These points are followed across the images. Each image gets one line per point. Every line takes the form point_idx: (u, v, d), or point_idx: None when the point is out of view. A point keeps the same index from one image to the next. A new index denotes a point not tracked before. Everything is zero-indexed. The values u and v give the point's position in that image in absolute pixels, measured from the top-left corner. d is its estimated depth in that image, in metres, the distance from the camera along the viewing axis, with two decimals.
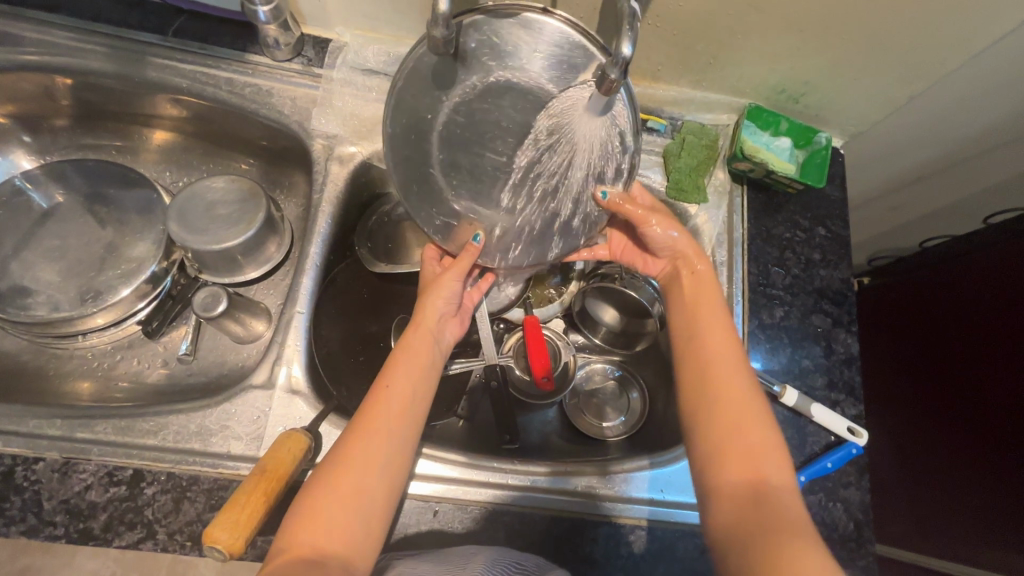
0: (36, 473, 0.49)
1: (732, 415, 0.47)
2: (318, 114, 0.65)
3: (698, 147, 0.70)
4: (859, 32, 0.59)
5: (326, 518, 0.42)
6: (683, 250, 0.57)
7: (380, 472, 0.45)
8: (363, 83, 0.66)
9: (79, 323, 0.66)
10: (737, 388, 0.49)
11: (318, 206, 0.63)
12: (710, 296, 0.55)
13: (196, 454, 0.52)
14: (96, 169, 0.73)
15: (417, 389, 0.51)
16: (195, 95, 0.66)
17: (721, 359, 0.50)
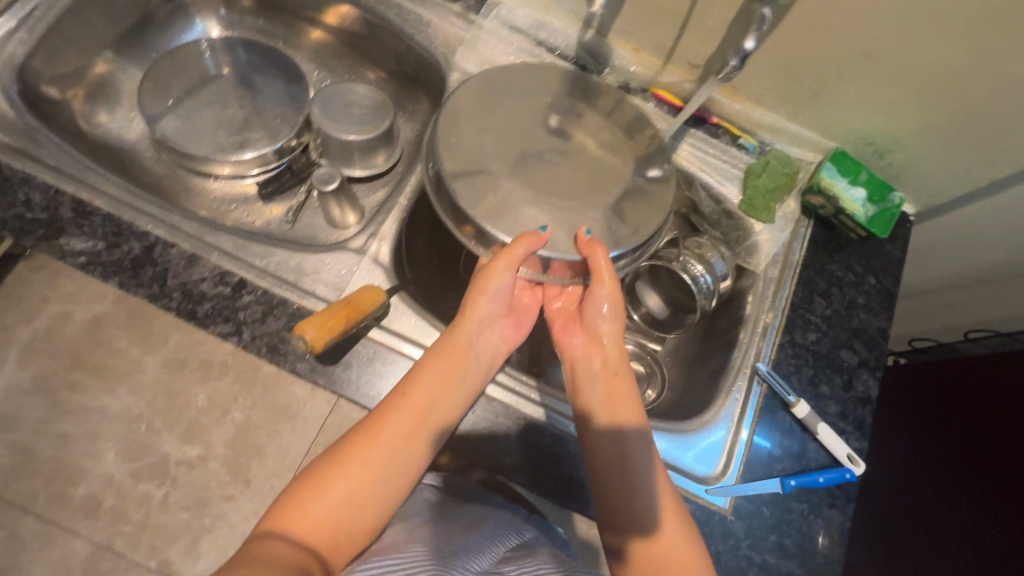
0: (166, 255, 0.59)
1: (671, 536, 0.53)
2: (461, 53, 0.75)
3: (779, 173, 0.76)
4: (957, 102, 0.65)
5: (316, 510, 0.49)
6: (608, 339, 0.64)
7: (376, 494, 0.51)
8: (506, 37, 0.75)
9: (210, 165, 0.79)
10: (674, 529, 0.54)
11: (438, 125, 0.73)
12: (627, 388, 0.61)
13: (287, 283, 0.61)
14: (264, 52, 0.86)
15: (431, 408, 0.55)
16: (367, 10, 0.77)
17: (646, 474, 0.56)
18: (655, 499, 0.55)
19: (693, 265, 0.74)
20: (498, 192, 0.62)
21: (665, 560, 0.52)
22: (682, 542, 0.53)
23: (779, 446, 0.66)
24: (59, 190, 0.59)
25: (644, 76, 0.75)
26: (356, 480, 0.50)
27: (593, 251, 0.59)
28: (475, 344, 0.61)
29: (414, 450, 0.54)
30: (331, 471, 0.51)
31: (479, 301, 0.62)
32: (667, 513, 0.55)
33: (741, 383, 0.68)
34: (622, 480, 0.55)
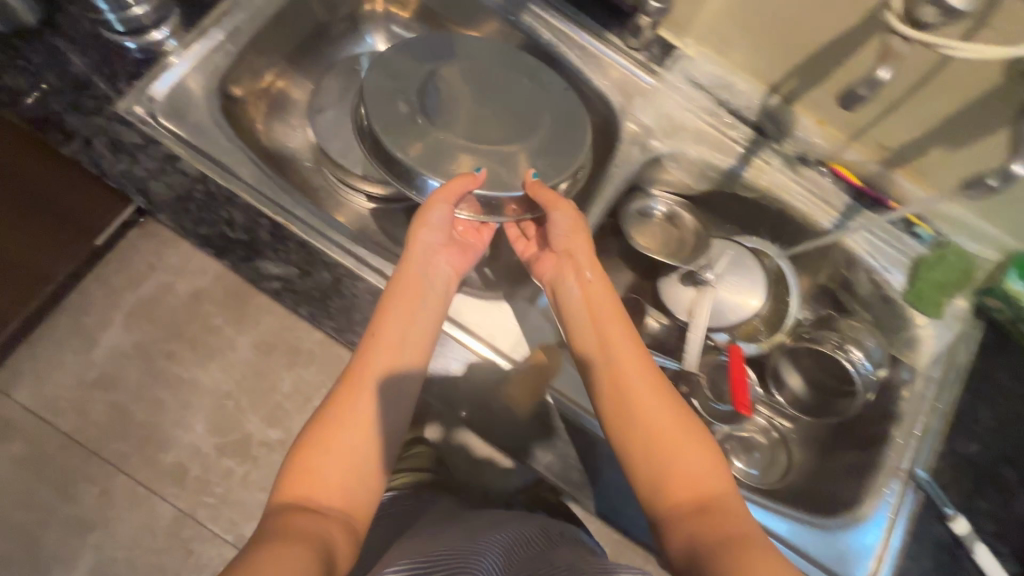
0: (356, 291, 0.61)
1: (679, 456, 0.52)
2: (638, 104, 0.73)
3: (954, 268, 0.72)
4: None
5: (321, 474, 0.49)
6: (575, 252, 0.64)
7: (372, 446, 0.52)
8: (687, 93, 0.73)
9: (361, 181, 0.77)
10: (698, 457, 0.52)
11: (609, 176, 0.72)
12: (608, 308, 0.61)
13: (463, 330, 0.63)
14: None
15: (404, 339, 0.56)
16: (548, 48, 0.74)
17: (650, 405, 0.55)
18: (665, 428, 0.54)
19: (854, 352, 0.72)
20: (442, 140, 0.62)
21: (695, 489, 0.50)
22: (700, 460, 0.52)
23: (932, 560, 0.64)
24: (259, 213, 0.59)
25: (825, 149, 0.72)
26: (349, 432, 0.52)
27: (539, 190, 0.62)
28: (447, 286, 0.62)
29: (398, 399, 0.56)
30: (333, 438, 0.51)
31: (430, 239, 0.61)
32: (697, 453, 0.52)
33: (895, 486, 0.67)
34: (626, 419, 0.55)
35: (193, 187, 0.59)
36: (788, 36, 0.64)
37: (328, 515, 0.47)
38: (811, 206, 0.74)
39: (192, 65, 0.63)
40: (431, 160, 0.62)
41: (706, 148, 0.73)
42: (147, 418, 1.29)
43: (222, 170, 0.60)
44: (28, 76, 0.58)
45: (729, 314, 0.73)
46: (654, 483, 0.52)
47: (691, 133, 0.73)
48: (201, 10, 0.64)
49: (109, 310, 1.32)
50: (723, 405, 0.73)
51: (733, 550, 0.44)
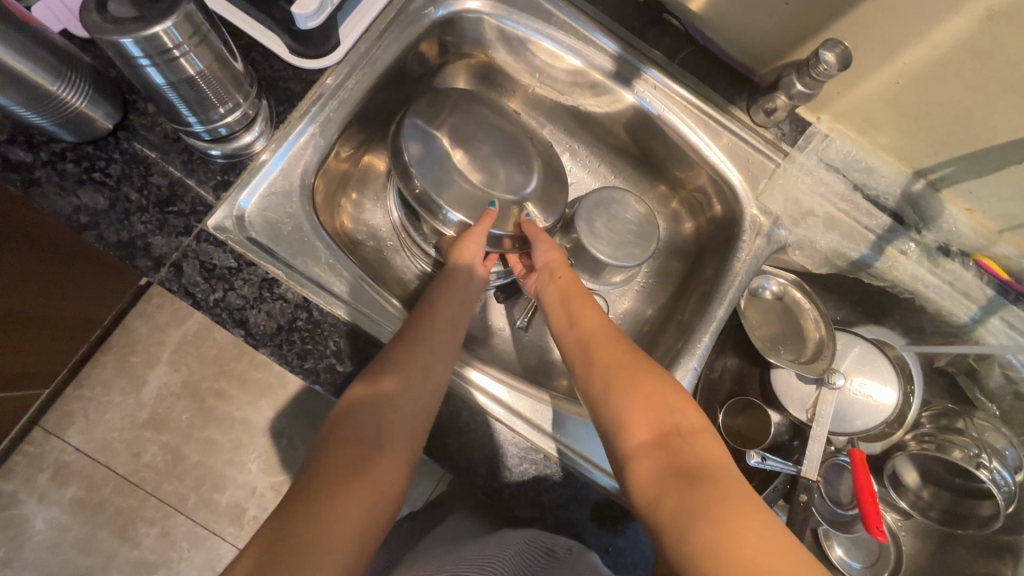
0: (475, 430, 0.58)
1: (651, 408, 0.52)
2: (766, 190, 0.66)
3: None
4: None
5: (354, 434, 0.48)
6: (554, 264, 0.65)
7: (383, 415, 0.49)
8: (820, 176, 0.66)
9: None
10: (700, 430, 0.51)
11: (736, 273, 0.65)
12: (580, 293, 0.64)
13: (570, 450, 0.61)
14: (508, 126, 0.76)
15: (446, 332, 0.58)
16: (663, 123, 0.67)
17: (607, 367, 0.57)
18: (629, 384, 0.54)
19: (990, 460, 0.66)
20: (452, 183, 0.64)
21: (669, 447, 0.49)
22: (680, 414, 0.52)
23: None
24: (369, 341, 0.54)
25: (971, 240, 0.65)
26: (398, 411, 0.50)
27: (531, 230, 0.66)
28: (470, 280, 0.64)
29: (391, 381, 0.51)
30: (365, 419, 0.49)
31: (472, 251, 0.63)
32: (689, 420, 0.52)
33: None
34: (603, 391, 0.55)
35: (296, 314, 0.53)
36: (958, 129, 0.57)
37: (363, 496, 0.45)
38: (953, 298, 0.67)
39: (282, 167, 0.57)
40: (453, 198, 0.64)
41: (839, 236, 0.66)
42: (200, 459, 1.27)
43: (325, 291, 0.55)
44: (107, 192, 0.52)
45: (853, 418, 0.68)
46: (641, 451, 0.50)
47: (821, 220, 0.66)
48: (292, 101, 0.58)
49: (157, 347, 1.28)
50: (843, 509, 0.71)
51: (707, 504, 0.44)
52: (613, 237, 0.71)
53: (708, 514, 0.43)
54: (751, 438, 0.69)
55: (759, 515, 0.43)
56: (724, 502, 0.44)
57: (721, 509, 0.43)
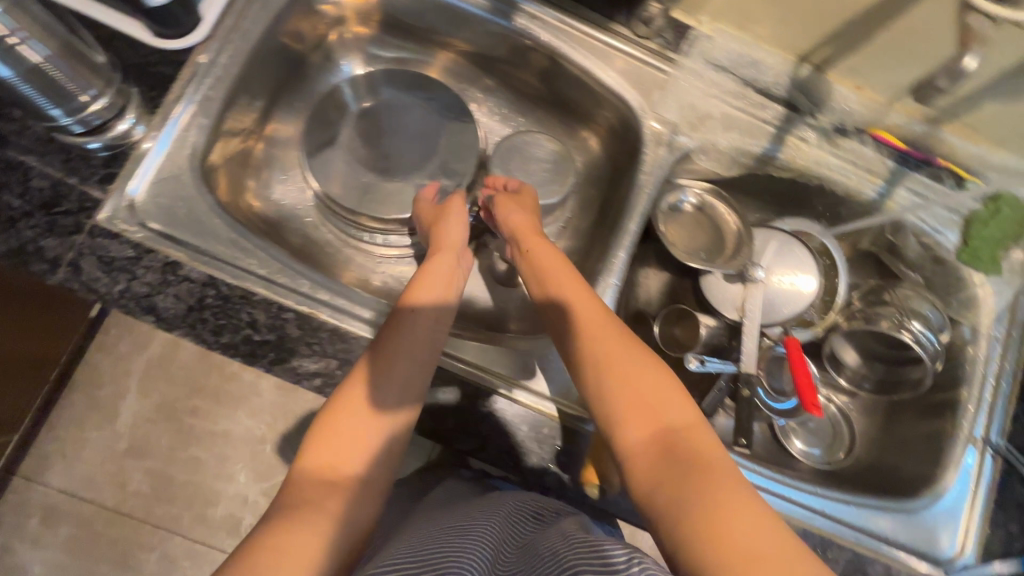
0: None
1: (645, 398, 0.49)
2: (658, 99, 0.66)
3: (1009, 221, 0.68)
4: None
5: (333, 444, 0.48)
6: (526, 237, 0.63)
7: (361, 434, 0.49)
8: (709, 77, 0.67)
9: (378, 248, 0.75)
10: (693, 419, 0.48)
11: (642, 185, 0.66)
12: (558, 269, 0.60)
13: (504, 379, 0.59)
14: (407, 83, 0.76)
15: (427, 340, 0.54)
16: (548, 51, 0.67)
17: (598, 353, 0.53)
18: (618, 361, 0.52)
19: (912, 325, 0.69)
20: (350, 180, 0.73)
21: (666, 439, 0.47)
22: (674, 406, 0.49)
23: (1016, 522, 0.63)
24: (281, 307, 0.54)
25: (863, 114, 0.67)
26: (369, 424, 0.49)
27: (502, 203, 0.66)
28: (451, 262, 0.62)
29: (379, 401, 0.50)
30: (346, 435, 0.49)
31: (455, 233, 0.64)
32: (683, 410, 0.49)
33: (972, 454, 0.66)
34: (597, 372, 0.52)
35: (204, 292, 0.53)
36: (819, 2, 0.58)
37: (343, 509, 0.45)
38: (856, 174, 0.68)
39: (170, 149, 0.57)
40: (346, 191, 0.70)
41: (737, 133, 0.68)
42: (188, 477, 1.27)
43: (230, 266, 0.55)
44: None
45: (780, 307, 0.69)
46: (635, 443, 0.47)
47: (719, 121, 0.67)
48: (165, 85, 0.57)
49: (123, 377, 1.28)
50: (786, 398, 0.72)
51: (703, 502, 0.41)
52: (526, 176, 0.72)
53: (706, 513, 0.41)
54: (687, 343, 0.71)
55: (762, 519, 0.40)
56: (717, 491, 0.42)
57: (717, 509, 0.40)
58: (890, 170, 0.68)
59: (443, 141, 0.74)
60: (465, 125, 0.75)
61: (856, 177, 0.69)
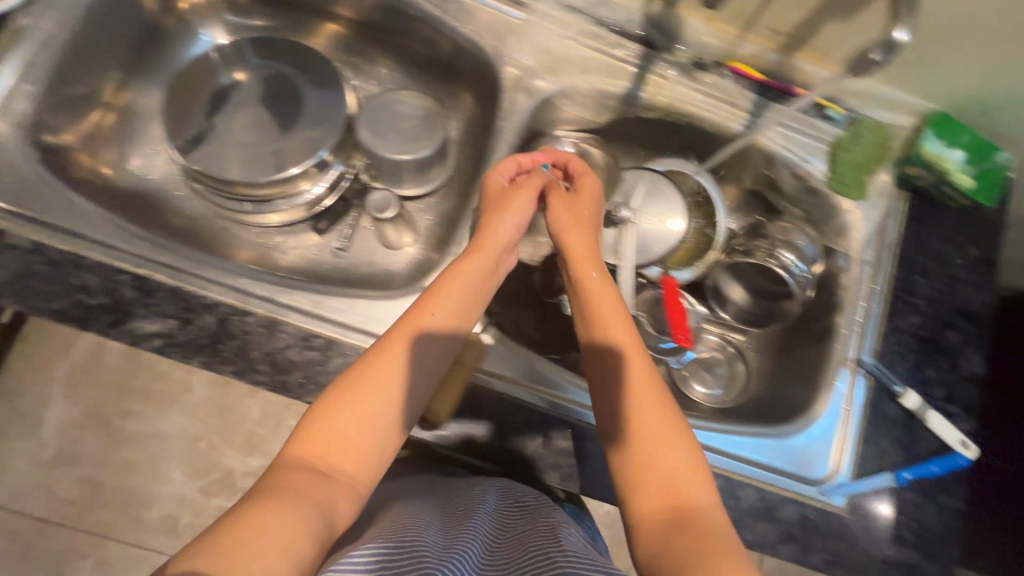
0: (247, 331, 0.55)
1: (655, 455, 0.49)
2: (512, 45, 0.67)
3: (869, 144, 0.70)
4: None
5: (331, 430, 0.46)
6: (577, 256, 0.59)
7: (350, 443, 0.47)
8: (562, 20, 0.67)
9: (257, 216, 0.74)
10: (699, 488, 0.48)
11: (501, 131, 0.66)
12: (607, 299, 0.56)
13: (357, 332, 0.57)
14: (273, 49, 0.75)
15: (418, 365, 0.51)
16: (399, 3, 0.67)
17: (640, 401, 0.51)
18: (647, 425, 0.50)
19: (784, 256, 0.71)
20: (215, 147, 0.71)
21: (678, 504, 0.46)
22: (693, 480, 0.48)
23: (888, 438, 0.65)
24: (117, 270, 0.53)
25: (718, 47, 0.67)
26: (365, 434, 0.47)
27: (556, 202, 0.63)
28: (491, 258, 0.58)
29: (383, 417, 0.48)
30: (341, 438, 0.46)
31: (517, 211, 0.60)
32: (696, 477, 0.48)
33: (845, 376, 0.67)
34: (608, 400, 0.52)
35: (32, 259, 0.52)
36: None
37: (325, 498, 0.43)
38: (718, 109, 0.69)
39: None
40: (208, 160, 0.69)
41: (596, 75, 0.67)
42: (117, 481, 1.17)
43: (63, 233, 0.54)
44: None
45: (652, 244, 0.70)
46: (643, 499, 0.48)
47: (577, 64, 0.67)
48: None
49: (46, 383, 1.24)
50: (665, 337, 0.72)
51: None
52: (390, 131, 0.71)
53: None
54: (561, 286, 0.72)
55: None
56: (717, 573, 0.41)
57: None
58: (751, 103, 0.69)
59: (310, 105, 0.73)
60: (333, 87, 0.74)
61: (719, 113, 0.69)
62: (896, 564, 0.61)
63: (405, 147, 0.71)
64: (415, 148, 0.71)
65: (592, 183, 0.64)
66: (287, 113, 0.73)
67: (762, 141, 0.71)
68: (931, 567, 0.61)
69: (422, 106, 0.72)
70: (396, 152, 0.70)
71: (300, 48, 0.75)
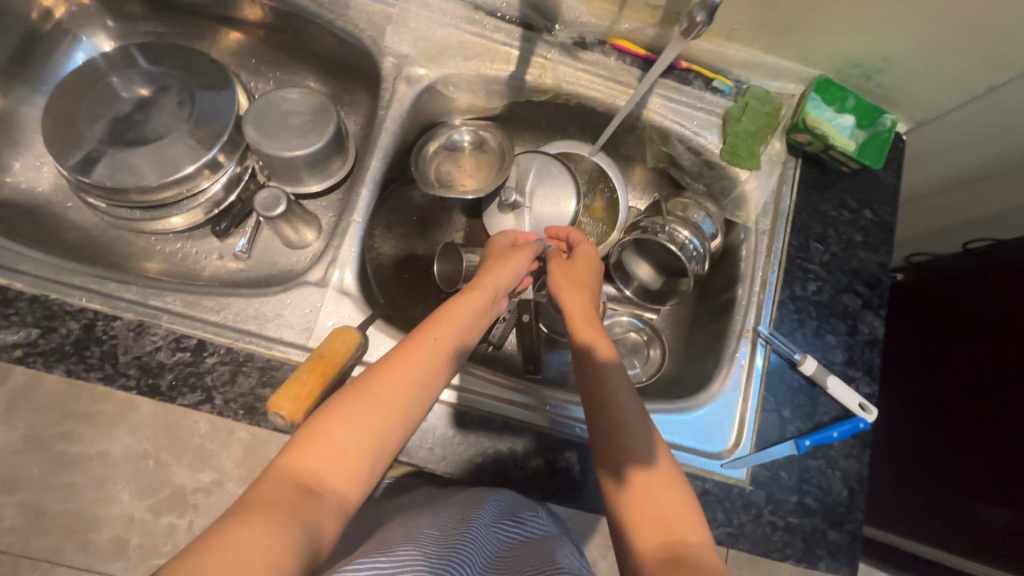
0: (114, 335, 0.54)
1: (655, 496, 0.47)
2: (390, 34, 0.66)
3: (759, 113, 0.70)
4: (933, 20, 0.59)
5: (337, 447, 0.44)
6: (571, 306, 0.58)
7: (347, 468, 0.44)
8: (438, 6, 0.67)
9: (158, 221, 0.72)
10: (695, 526, 0.46)
11: (382, 122, 0.65)
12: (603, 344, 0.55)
13: (232, 330, 0.56)
14: (160, 54, 0.75)
15: (420, 393, 0.48)
16: None
17: (637, 444, 0.49)
18: (648, 467, 0.49)
19: (679, 232, 0.69)
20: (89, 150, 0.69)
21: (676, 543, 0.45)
22: (688, 522, 0.46)
23: (790, 406, 0.64)
24: None
25: (598, 25, 0.67)
26: (365, 456, 0.44)
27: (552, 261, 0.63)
28: (486, 299, 0.57)
29: (382, 444, 0.46)
30: (336, 460, 0.43)
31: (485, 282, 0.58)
32: (691, 517, 0.47)
33: (745, 347, 0.66)
34: (603, 442, 0.50)
35: None
36: None
37: (312, 524, 0.40)
38: (605, 85, 0.68)
39: None
40: (89, 168, 0.68)
41: (478, 60, 0.67)
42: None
43: None
44: None
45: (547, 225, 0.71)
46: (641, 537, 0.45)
47: (457, 50, 0.67)
48: None
49: None
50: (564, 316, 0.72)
51: None
52: (273, 126, 0.69)
53: None
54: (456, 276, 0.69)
55: None
56: None
57: None
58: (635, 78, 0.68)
59: (195, 106, 0.72)
60: (221, 87, 0.73)
61: (604, 90, 0.68)
62: (800, 533, 0.60)
63: (291, 140, 0.68)
64: (300, 142, 0.68)
65: (590, 252, 0.64)
66: (172, 116, 0.72)
67: (654, 116, 0.70)
68: (835, 533, 0.61)
69: (308, 100, 0.71)
70: (278, 147, 0.68)
71: (187, 51, 0.75)
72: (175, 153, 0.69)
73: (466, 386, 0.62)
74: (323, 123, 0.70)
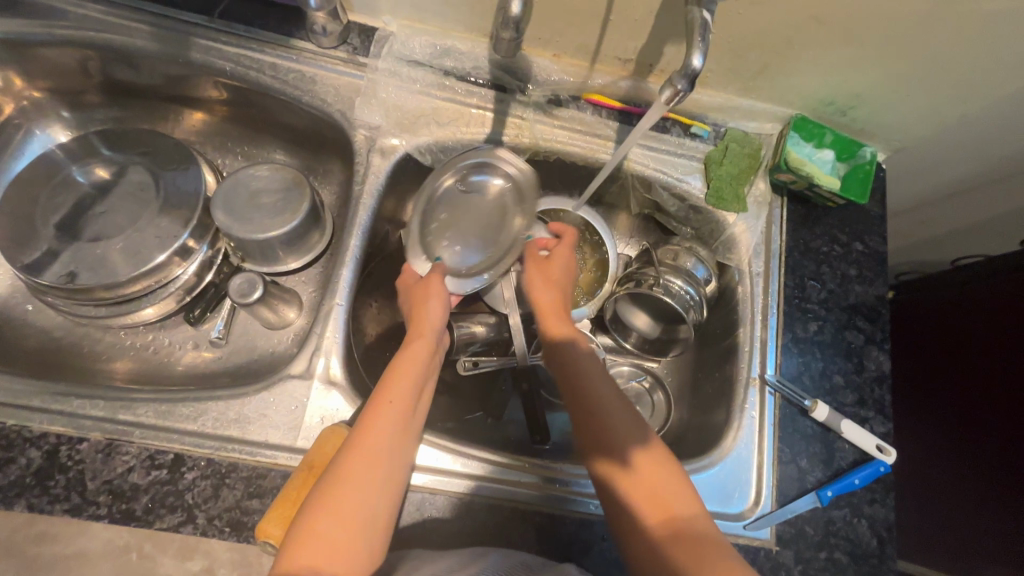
0: (80, 459, 0.49)
1: (646, 481, 0.50)
2: (360, 105, 0.65)
3: (741, 155, 0.69)
4: (899, 58, 0.59)
5: (313, 548, 0.42)
6: (550, 304, 0.61)
7: (333, 558, 0.42)
8: (407, 74, 0.65)
9: (129, 315, 0.67)
10: (688, 506, 0.49)
11: (358, 197, 0.63)
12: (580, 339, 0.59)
13: (213, 439, 0.52)
14: (120, 141, 0.72)
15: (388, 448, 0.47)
16: (237, 78, 0.65)
17: (622, 434, 0.52)
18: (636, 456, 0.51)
19: (673, 282, 0.67)
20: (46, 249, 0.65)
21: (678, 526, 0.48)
22: (683, 502, 0.49)
23: (806, 455, 0.62)
24: None
25: (570, 82, 0.67)
26: (352, 536, 0.43)
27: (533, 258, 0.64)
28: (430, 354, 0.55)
29: (361, 518, 0.44)
30: (319, 556, 0.41)
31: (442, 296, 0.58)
32: (686, 500, 0.49)
33: (753, 397, 0.64)
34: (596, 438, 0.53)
35: None
36: None
37: None
38: (583, 139, 0.67)
39: None
40: (46, 268, 0.64)
41: (452, 126, 0.66)
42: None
43: None
44: None
45: None
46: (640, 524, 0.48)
47: (431, 116, 0.66)
48: None
49: None
50: None
51: None
52: (242, 207, 0.65)
53: None
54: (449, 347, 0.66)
55: None
56: None
57: None
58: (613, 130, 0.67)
59: (159, 192, 0.69)
60: (186, 169, 0.70)
61: (583, 145, 0.67)
62: None
63: (262, 219, 0.65)
64: (269, 219, 0.65)
65: (566, 249, 0.65)
66: (135, 204, 0.68)
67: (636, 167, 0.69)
68: None
69: (279, 177, 0.68)
70: (248, 229, 0.64)
71: (148, 135, 0.72)
72: (140, 245, 0.66)
73: (469, 469, 0.58)
74: (295, 200, 0.66)
